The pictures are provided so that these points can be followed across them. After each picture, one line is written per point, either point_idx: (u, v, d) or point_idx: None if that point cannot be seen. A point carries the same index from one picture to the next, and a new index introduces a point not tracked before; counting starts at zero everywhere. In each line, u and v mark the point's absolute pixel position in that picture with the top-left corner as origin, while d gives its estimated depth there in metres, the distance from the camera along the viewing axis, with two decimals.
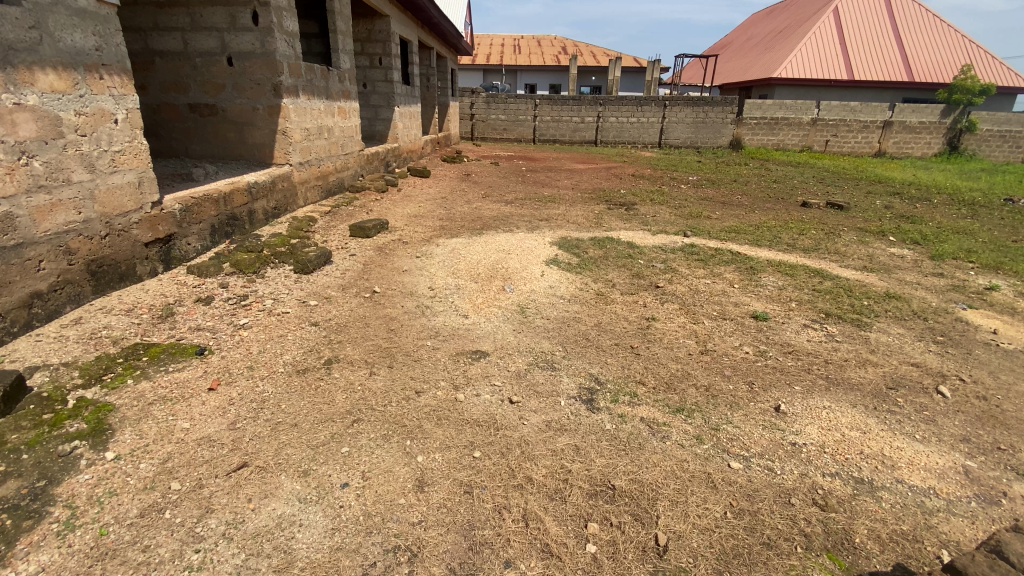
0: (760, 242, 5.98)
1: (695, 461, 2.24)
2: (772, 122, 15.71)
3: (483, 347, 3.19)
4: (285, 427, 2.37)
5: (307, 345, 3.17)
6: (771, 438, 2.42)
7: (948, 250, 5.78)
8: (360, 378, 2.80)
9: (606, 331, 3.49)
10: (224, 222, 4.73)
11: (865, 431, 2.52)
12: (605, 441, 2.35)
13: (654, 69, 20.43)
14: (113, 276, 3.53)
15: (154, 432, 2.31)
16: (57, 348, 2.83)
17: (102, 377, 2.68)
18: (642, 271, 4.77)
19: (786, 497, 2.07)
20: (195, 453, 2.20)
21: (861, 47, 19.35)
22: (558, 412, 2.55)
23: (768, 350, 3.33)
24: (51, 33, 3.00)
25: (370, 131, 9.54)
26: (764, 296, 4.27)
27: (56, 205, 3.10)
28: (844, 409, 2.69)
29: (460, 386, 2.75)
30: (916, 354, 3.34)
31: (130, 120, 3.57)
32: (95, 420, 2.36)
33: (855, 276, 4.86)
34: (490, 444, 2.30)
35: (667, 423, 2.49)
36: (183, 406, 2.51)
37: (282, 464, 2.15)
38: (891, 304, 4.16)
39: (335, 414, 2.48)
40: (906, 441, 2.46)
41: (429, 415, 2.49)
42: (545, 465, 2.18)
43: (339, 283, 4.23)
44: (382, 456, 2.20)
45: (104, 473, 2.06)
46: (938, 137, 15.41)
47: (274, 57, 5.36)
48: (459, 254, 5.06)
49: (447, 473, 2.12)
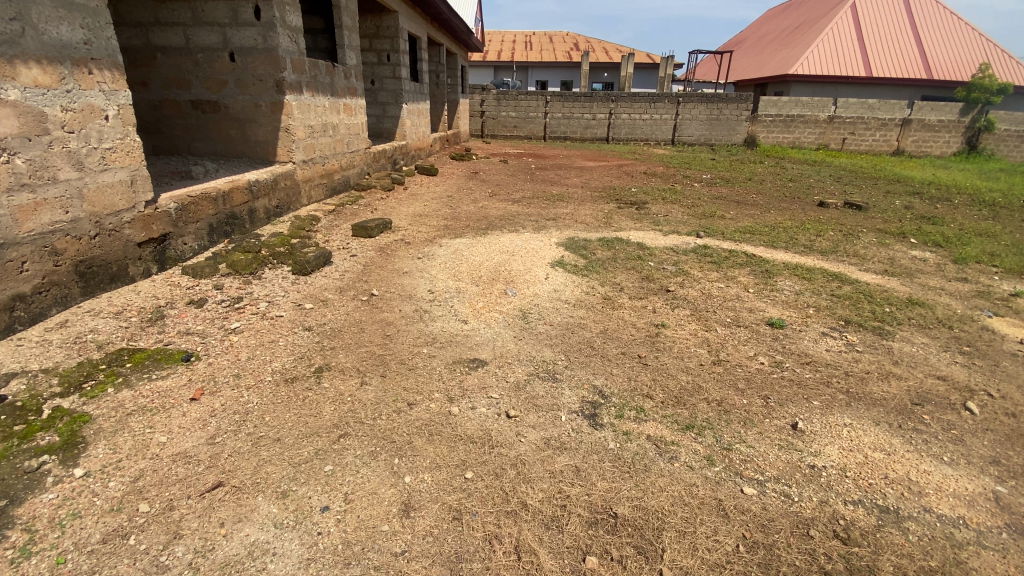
0: (775, 243, 5.76)
1: (706, 487, 2.06)
2: (788, 119, 15.33)
3: (481, 356, 3.03)
4: (267, 443, 2.23)
5: (297, 352, 3.03)
6: (788, 460, 2.24)
7: (970, 253, 5.53)
8: (350, 389, 2.65)
9: (612, 339, 3.31)
10: (223, 220, 4.61)
11: (890, 452, 2.32)
12: (608, 462, 2.18)
13: (666, 65, 20.05)
14: (103, 278, 3.43)
15: (129, 447, 2.19)
16: (37, 354, 2.72)
17: (81, 385, 2.56)
18: (652, 274, 4.59)
19: (805, 528, 1.89)
20: (168, 471, 2.07)
21: (880, 44, 18.88)
22: (558, 429, 2.38)
23: (785, 361, 3.13)
24: (34, 25, 2.88)
25: (378, 129, 9.42)
26: (780, 302, 4.07)
27: (40, 204, 2.99)
28: (867, 428, 2.50)
29: (455, 398, 2.60)
30: (943, 366, 3.13)
31: (122, 116, 3.46)
32: (69, 432, 2.24)
33: (876, 280, 4.64)
34: (483, 464, 2.14)
35: (676, 442, 2.32)
36: (162, 418, 2.39)
37: (260, 484, 2.01)
38: (915, 311, 3.94)
39: (321, 429, 2.33)
40: (933, 464, 2.26)
41: (420, 431, 2.33)
42: (542, 489, 2.02)
43: (337, 285, 4.10)
44: (367, 476, 2.06)
45: (71, 492, 1.94)
46: (958, 136, 14.95)
47: (277, 52, 5.24)
48: (461, 256, 4.90)
49: (434, 497, 1.97)
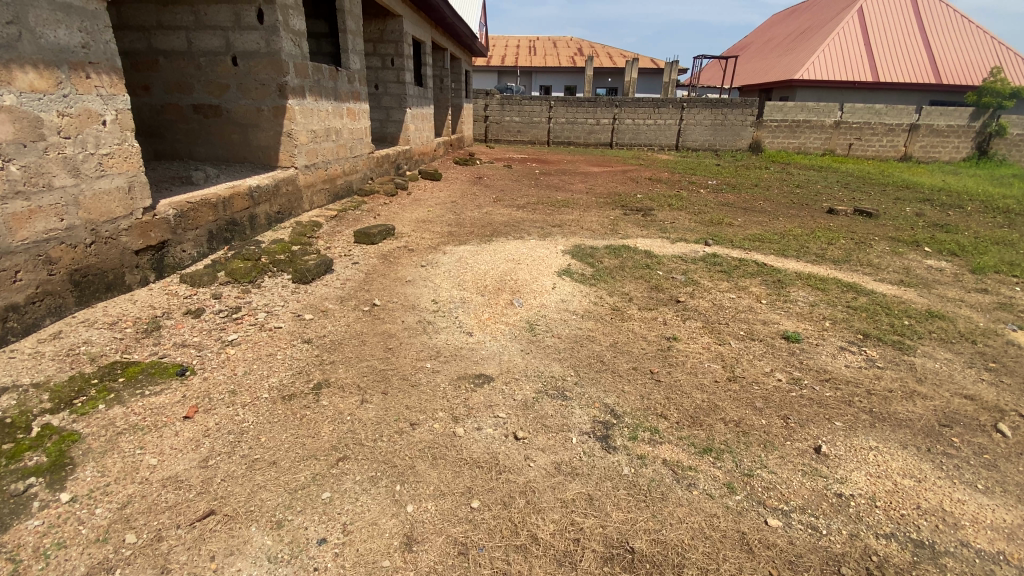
0: (786, 252, 5.64)
1: (727, 518, 1.94)
2: (793, 124, 15.23)
3: (487, 371, 2.91)
4: (262, 466, 2.12)
5: (296, 366, 2.91)
6: (814, 488, 2.11)
7: (987, 262, 5.39)
8: (350, 408, 2.53)
9: (623, 353, 3.19)
10: (223, 227, 4.52)
11: (920, 479, 2.20)
12: (622, 490, 2.06)
13: (671, 70, 19.95)
14: (99, 287, 3.32)
15: (118, 469, 2.08)
16: (29, 366, 2.61)
17: (71, 401, 2.45)
18: (662, 284, 4.47)
19: (835, 566, 1.76)
20: (158, 497, 1.96)
21: (887, 49, 18.74)
22: (569, 452, 2.26)
23: (803, 377, 3.01)
24: (31, 29, 2.80)
25: (381, 134, 9.34)
26: (795, 314, 3.94)
27: (35, 212, 2.89)
28: (895, 451, 2.37)
29: (460, 417, 2.47)
30: (969, 385, 2.99)
31: (120, 122, 3.36)
32: (57, 452, 2.14)
33: (892, 291, 4.51)
34: (490, 492, 2.02)
35: (694, 468, 2.19)
36: (153, 438, 2.27)
37: (254, 512, 1.89)
38: (935, 324, 3.80)
39: (318, 451, 2.21)
40: (967, 492, 2.13)
41: (423, 454, 2.21)
42: (553, 521, 1.89)
43: (337, 294, 3.99)
44: (367, 504, 1.94)
45: (56, 519, 1.83)
46: (968, 141, 14.77)
47: (279, 57, 5.16)
48: (466, 264, 4.78)
49: (439, 529, 1.85)
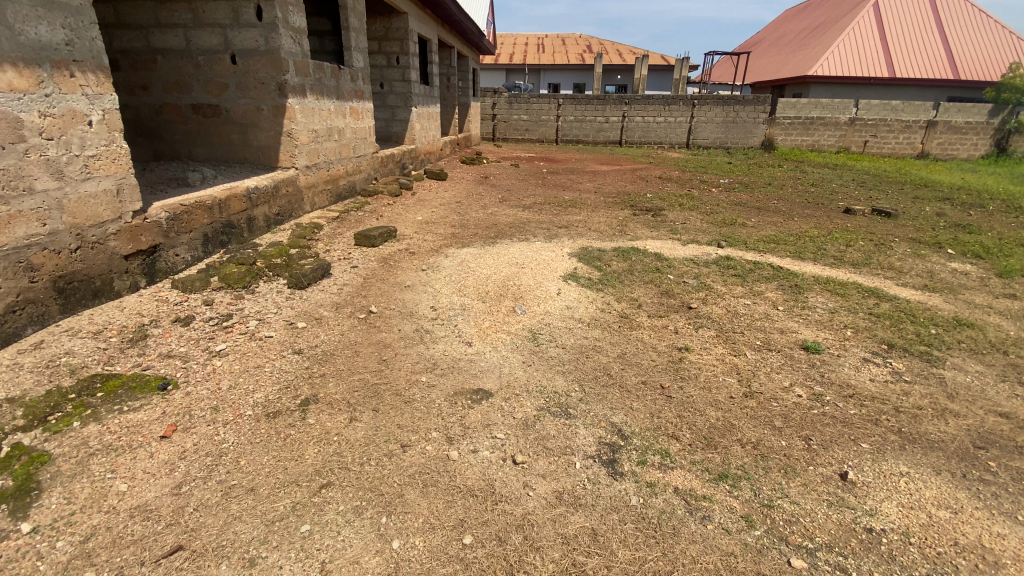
0: (803, 254, 5.41)
1: (745, 557, 1.75)
2: (806, 121, 14.91)
3: (486, 386, 2.73)
4: (239, 494, 1.96)
5: (283, 381, 2.75)
6: (841, 522, 1.92)
7: (1015, 265, 5.13)
8: (337, 427, 2.37)
9: (631, 366, 3.00)
10: (219, 230, 4.38)
11: (957, 510, 1.99)
12: (630, 523, 1.88)
13: (682, 67, 19.67)
14: (85, 293, 3.18)
15: (85, 496, 1.92)
16: (6, 380, 2.47)
17: (45, 418, 2.30)
18: (672, 289, 4.27)
19: None
20: (124, 528, 1.81)
21: (904, 42, 18.35)
22: (571, 479, 2.08)
23: (825, 394, 2.79)
24: (9, 25, 2.66)
25: (387, 134, 9.19)
26: (814, 321, 3.73)
27: (14, 217, 2.76)
28: (928, 478, 2.17)
29: (455, 439, 2.30)
30: (1003, 401, 2.78)
31: (108, 122, 3.22)
32: (24, 476, 1.99)
33: (915, 296, 4.28)
34: (484, 525, 1.85)
35: (709, 498, 2.00)
36: (126, 460, 2.12)
37: (224, 548, 1.73)
38: (964, 333, 3.58)
39: (301, 476, 2.06)
40: (1008, 526, 1.92)
41: (413, 480, 2.04)
42: (552, 560, 1.72)
43: (334, 301, 3.83)
44: (349, 539, 1.77)
45: (15, 552, 1.69)
46: (986, 138, 14.38)
47: (278, 54, 5.02)
48: (469, 267, 4.62)
49: (425, 569, 1.67)
